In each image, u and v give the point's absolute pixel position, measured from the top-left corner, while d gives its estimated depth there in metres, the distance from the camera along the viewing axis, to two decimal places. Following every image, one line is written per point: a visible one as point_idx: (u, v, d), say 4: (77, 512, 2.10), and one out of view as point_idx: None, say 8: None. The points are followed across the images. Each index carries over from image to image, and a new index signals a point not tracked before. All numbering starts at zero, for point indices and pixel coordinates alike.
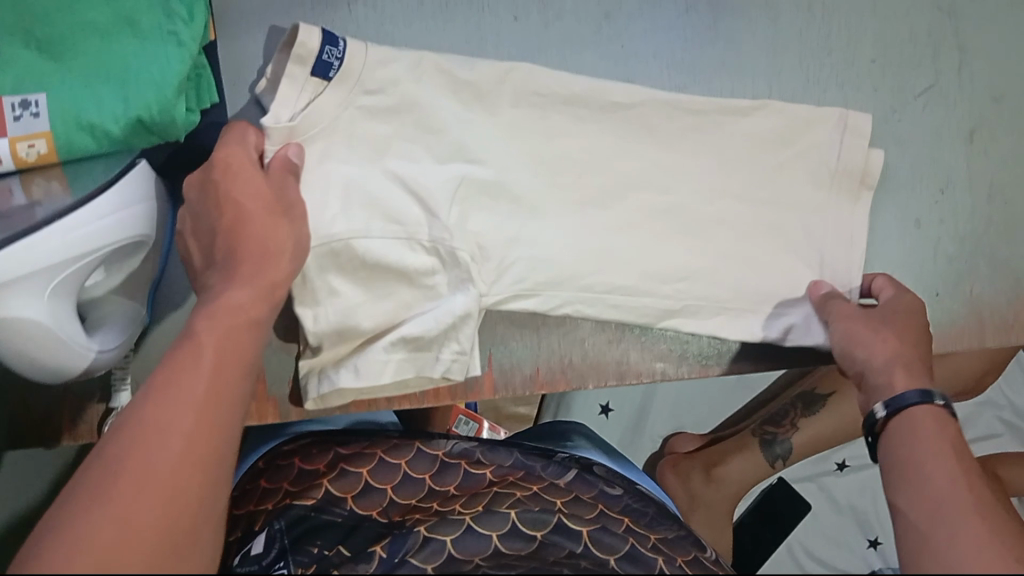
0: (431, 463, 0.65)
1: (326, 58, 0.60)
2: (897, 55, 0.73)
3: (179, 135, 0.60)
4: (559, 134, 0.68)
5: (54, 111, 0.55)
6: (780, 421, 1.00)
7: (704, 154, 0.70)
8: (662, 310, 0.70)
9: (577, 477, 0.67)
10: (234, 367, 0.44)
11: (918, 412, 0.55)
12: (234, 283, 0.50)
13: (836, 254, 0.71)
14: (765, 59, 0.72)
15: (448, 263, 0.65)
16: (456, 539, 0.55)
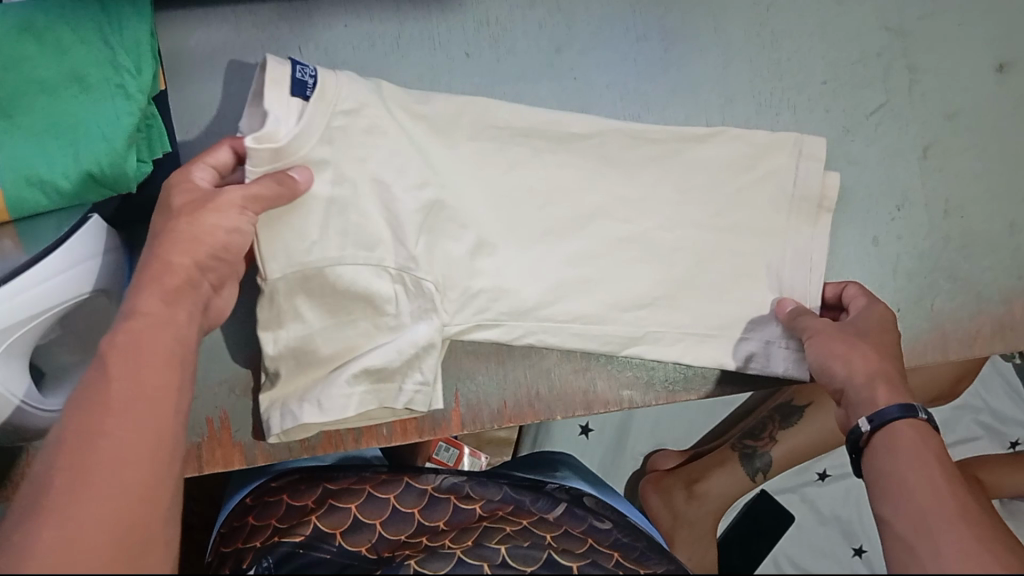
0: (420, 497, 0.65)
1: (300, 76, 0.59)
2: (849, 76, 0.74)
3: (133, 188, 0.59)
4: (518, 166, 0.68)
5: (4, 168, 0.56)
6: (758, 433, 1.00)
7: (665, 182, 0.70)
8: (621, 339, 0.70)
9: (567, 512, 0.66)
10: (160, 365, 0.43)
11: (899, 427, 0.54)
12: (169, 300, 0.48)
13: (794, 282, 0.70)
14: (718, 86, 0.73)
15: (410, 292, 0.65)
16: (446, 571, 0.53)
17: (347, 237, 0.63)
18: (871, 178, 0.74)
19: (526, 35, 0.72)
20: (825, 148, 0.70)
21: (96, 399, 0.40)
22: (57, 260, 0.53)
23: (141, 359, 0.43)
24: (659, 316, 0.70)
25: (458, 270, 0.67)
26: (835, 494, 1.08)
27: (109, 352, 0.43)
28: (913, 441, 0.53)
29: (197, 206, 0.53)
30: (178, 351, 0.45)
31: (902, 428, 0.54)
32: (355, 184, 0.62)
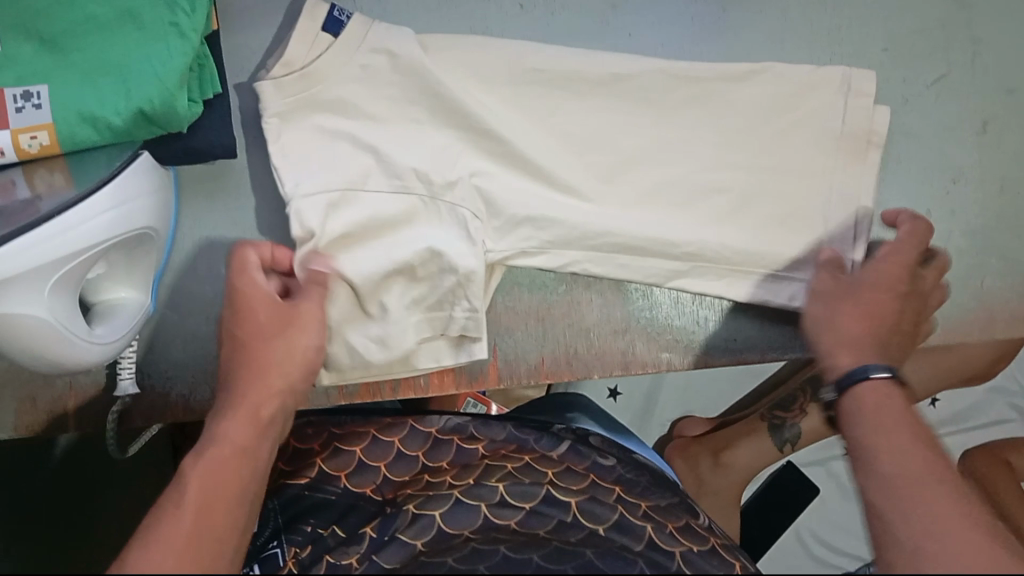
0: (423, 439, 0.64)
1: (336, 15, 0.64)
2: (910, 44, 0.72)
3: (184, 128, 0.60)
4: (561, 112, 0.68)
5: (57, 105, 0.56)
6: (789, 405, 0.99)
7: (702, 130, 0.69)
8: (668, 271, 0.70)
9: (572, 448, 0.66)
10: (230, 505, 0.45)
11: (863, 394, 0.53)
12: (235, 424, 0.50)
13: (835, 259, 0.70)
14: (772, 47, 0.72)
15: (447, 223, 0.66)
16: (445, 514, 0.55)
17: (376, 170, 0.65)
18: (926, 151, 0.72)
19: None
20: (873, 81, 0.69)
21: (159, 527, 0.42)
22: (108, 196, 0.53)
23: (193, 507, 0.44)
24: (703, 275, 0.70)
25: (512, 199, 0.67)
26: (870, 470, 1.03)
27: (180, 483, 0.45)
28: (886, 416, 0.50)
29: (243, 317, 0.57)
30: (236, 497, 0.46)
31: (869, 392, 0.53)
32: (389, 122, 0.66)
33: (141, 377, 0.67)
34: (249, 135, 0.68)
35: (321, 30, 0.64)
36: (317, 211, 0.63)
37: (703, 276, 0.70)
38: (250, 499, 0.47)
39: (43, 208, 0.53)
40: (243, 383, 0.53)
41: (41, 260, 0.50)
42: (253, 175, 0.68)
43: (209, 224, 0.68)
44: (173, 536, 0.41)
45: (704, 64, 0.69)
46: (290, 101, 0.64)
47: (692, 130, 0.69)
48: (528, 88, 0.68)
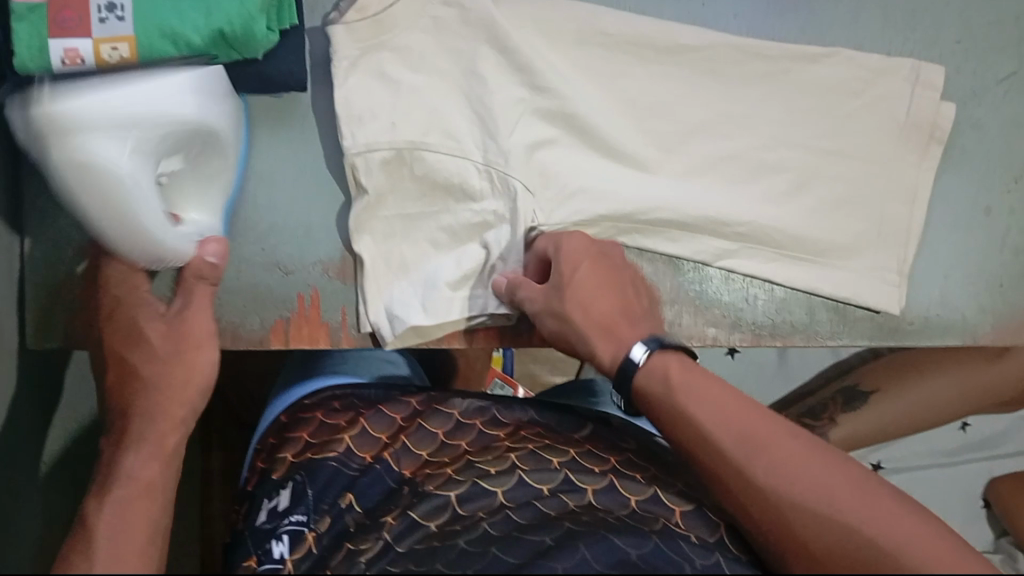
0: (446, 420, 0.62)
1: None
2: (983, 39, 0.72)
3: (258, 54, 0.60)
4: (625, 78, 0.68)
5: (138, 17, 0.57)
6: (818, 414, 0.98)
7: (774, 101, 0.69)
8: (716, 250, 0.69)
9: (596, 432, 0.63)
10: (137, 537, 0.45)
11: (662, 361, 0.54)
12: (140, 457, 0.50)
13: (890, 251, 0.69)
14: (842, 30, 0.71)
15: (495, 189, 0.66)
16: (461, 496, 0.54)
17: (432, 125, 0.65)
18: (992, 147, 0.72)
19: None
20: (942, 74, 0.70)
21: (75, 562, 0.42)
22: (186, 78, 0.56)
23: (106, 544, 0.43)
24: (761, 257, 0.69)
25: (572, 167, 0.68)
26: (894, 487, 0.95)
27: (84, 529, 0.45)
28: (713, 404, 0.50)
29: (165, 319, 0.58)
30: (150, 531, 0.46)
31: (663, 359, 0.54)
32: (451, 73, 0.66)
33: None
34: (319, 73, 0.68)
35: None
36: (373, 168, 0.64)
37: (752, 257, 0.69)
38: (161, 534, 0.47)
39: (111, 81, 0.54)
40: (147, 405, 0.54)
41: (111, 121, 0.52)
42: (321, 114, 0.69)
43: (270, 158, 0.69)
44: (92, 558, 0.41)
45: (774, 41, 0.70)
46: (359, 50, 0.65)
47: (757, 108, 0.69)
48: (596, 49, 0.68)
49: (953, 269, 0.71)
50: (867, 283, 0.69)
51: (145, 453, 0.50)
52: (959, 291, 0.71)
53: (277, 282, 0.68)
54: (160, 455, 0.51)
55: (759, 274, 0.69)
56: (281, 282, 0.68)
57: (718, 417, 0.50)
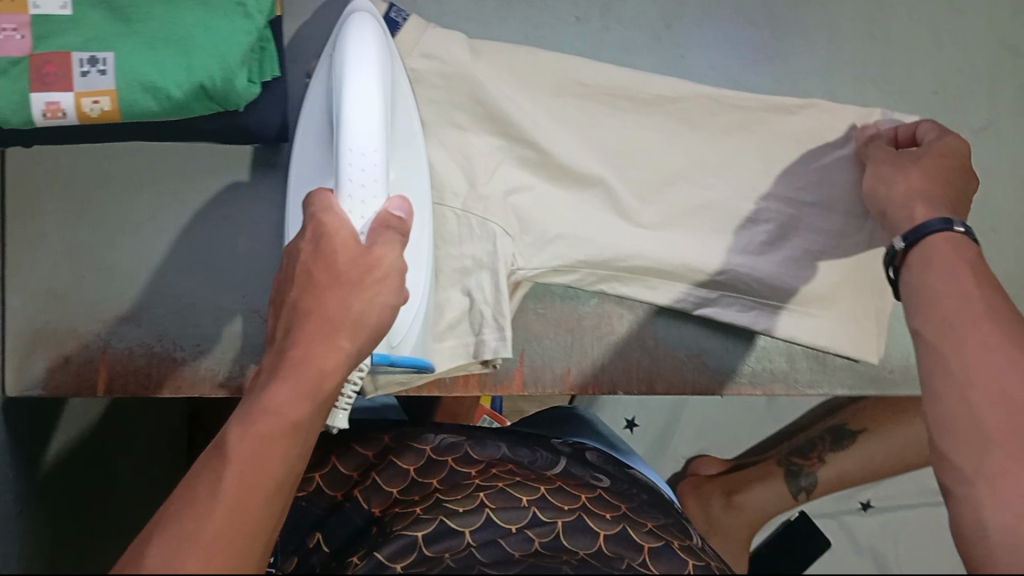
0: (418, 457, 0.63)
1: (392, 15, 0.65)
2: (959, 88, 0.72)
3: (240, 106, 0.61)
4: (599, 126, 0.68)
5: (120, 70, 0.57)
6: (807, 453, 0.97)
7: (745, 154, 0.69)
8: (693, 301, 0.70)
9: (568, 467, 0.64)
10: (283, 445, 0.39)
11: (934, 243, 0.55)
12: (319, 345, 0.42)
13: (864, 304, 0.70)
14: (816, 84, 0.72)
15: (471, 234, 0.67)
16: (428, 537, 0.54)
17: None
18: None
19: (637, 5, 0.71)
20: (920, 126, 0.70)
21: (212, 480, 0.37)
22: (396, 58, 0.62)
23: (246, 453, 0.38)
24: (738, 305, 0.70)
25: (553, 215, 0.68)
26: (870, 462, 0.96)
27: (240, 418, 0.40)
28: (952, 310, 0.51)
29: (322, 253, 0.46)
30: (300, 443, 0.41)
31: (935, 241, 0.55)
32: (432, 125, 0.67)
33: (171, 346, 0.67)
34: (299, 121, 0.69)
35: None
36: None
37: (729, 306, 0.70)
38: (300, 459, 0.41)
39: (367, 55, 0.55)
40: (302, 319, 0.44)
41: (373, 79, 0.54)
42: None
43: (251, 204, 0.68)
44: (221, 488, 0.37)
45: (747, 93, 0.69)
46: None
47: (740, 164, 0.69)
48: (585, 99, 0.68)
49: None
50: (843, 333, 0.70)
51: (294, 377, 0.41)
52: None
53: (256, 325, 0.68)
54: (313, 388, 0.41)
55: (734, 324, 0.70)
56: (261, 328, 0.68)
57: (953, 309, 0.51)
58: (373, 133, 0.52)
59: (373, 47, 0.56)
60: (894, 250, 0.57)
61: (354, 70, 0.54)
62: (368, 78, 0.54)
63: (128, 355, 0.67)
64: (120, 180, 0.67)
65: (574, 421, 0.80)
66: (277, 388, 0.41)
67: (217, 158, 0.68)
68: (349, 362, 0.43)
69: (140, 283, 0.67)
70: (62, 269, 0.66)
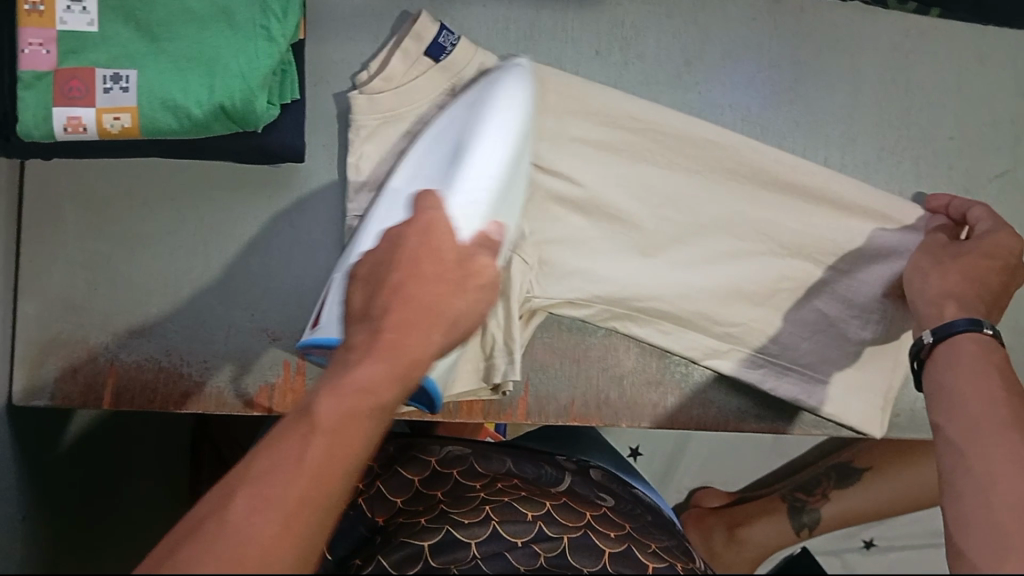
0: (423, 468, 0.63)
1: (442, 40, 0.65)
2: (977, 137, 0.73)
3: (258, 128, 0.61)
4: (644, 160, 0.68)
5: (142, 88, 0.58)
6: (811, 489, 0.95)
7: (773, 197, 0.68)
8: (705, 347, 0.70)
9: (572, 485, 0.65)
10: (362, 427, 0.38)
11: (963, 343, 0.56)
12: (410, 340, 0.41)
13: (878, 349, 0.70)
14: (833, 127, 0.72)
15: None
16: (434, 546, 0.54)
17: None
18: None
19: (658, 42, 0.72)
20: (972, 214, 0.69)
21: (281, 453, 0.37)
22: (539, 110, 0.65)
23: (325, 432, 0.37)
24: (746, 362, 0.70)
25: (568, 247, 0.68)
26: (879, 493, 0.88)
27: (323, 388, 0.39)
28: (983, 413, 0.51)
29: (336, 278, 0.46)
30: (382, 418, 0.39)
31: (963, 342, 0.56)
32: None
33: (180, 361, 0.67)
34: (318, 138, 0.69)
35: (423, 53, 0.65)
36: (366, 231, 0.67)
37: (737, 360, 0.70)
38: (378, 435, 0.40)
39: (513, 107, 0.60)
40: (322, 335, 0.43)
41: (502, 124, 0.59)
42: (320, 186, 0.69)
43: (263, 227, 0.69)
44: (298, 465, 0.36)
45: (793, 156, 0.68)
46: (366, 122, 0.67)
47: (765, 212, 0.68)
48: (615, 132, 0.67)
49: None
50: (851, 396, 0.70)
51: (381, 363, 0.40)
52: None
53: (265, 345, 0.68)
54: (403, 373, 0.40)
55: (746, 376, 0.70)
56: (267, 348, 0.68)
57: (979, 414, 0.51)
58: (485, 166, 0.58)
59: (517, 96, 0.61)
60: (919, 343, 0.59)
61: (482, 142, 0.58)
62: (493, 125, 0.59)
63: (137, 368, 0.67)
64: (136, 195, 0.68)
65: (577, 443, 0.79)
66: (369, 364, 0.39)
67: (236, 177, 0.69)
68: (436, 354, 0.43)
69: (152, 298, 0.68)
70: (75, 280, 0.67)
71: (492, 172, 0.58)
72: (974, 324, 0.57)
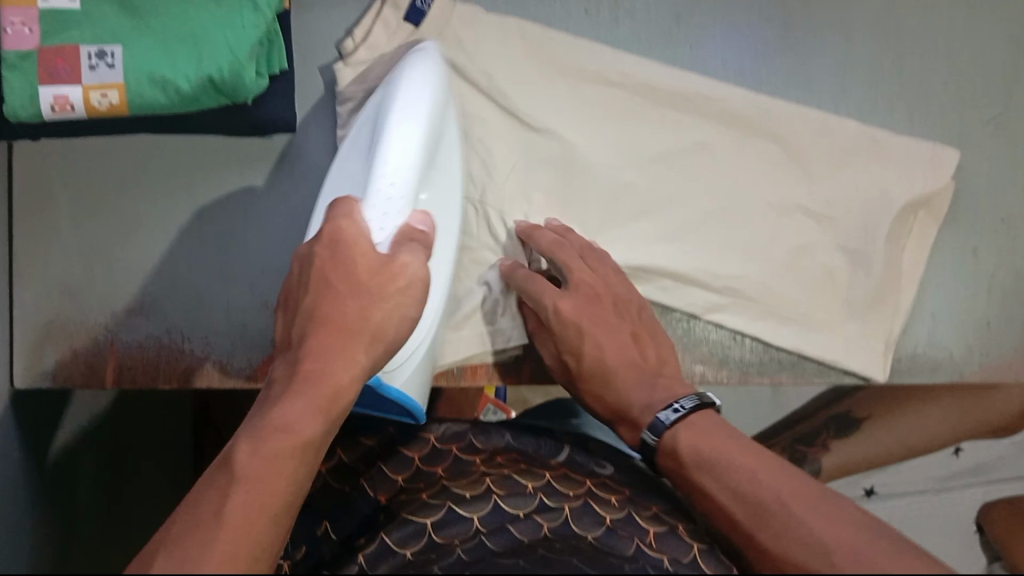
0: (423, 445, 0.59)
1: (419, 5, 0.65)
2: (970, 83, 0.73)
3: (249, 99, 0.61)
4: (631, 119, 0.69)
5: (128, 63, 0.57)
6: (811, 440, 0.86)
7: (758, 146, 0.69)
8: (706, 304, 0.69)
9: (573, 454, 0.60)
10: (289, 461, 0.40)
11: (676, 435, 0.50)
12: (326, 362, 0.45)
13: (884, 297, 0.69)
14: (824, 77, 0.72)
15: (485, 226, 0.67)
16: (435, 522, 0.51)
17: None
18: (979, 185, 0.73)
19: None
20: (957, 161, 0.69)
21: (209, 495, 0.39)
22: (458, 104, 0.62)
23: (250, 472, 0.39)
24: (749, 315, 0.70)
25: (559, 208, 0.68)
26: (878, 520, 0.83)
27: (244, 438, 0.41)
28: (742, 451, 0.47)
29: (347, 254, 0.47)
30: (307, 450, 0.42)
31: (674, 433, 0.50)
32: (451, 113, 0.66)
33: (180, 339, 0.67)
34: (308, 111, 0.69)
35: (404, 20, 0.65)
36: None
37: (740, 314, 0.70)
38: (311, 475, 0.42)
39: (425, 94, 0.57)
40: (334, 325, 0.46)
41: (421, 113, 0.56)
42: (316, 155, 0.69)
43: (257, 198, 0.68)
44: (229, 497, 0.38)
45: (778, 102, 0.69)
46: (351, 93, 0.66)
47: (753, 162, 0.69)
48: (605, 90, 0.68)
49: (940, 309, 0.73)
50: (855, 347, 0.70)
51: (303, 396, 0.43)
52: (949, 329, 0.73)
53: (264, 320, 0.68)
54: (327, 401, 0.44)
55: (748, 329, 0.70)
56: (268, 321, 0.68)
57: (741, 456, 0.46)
58: (403, 159, 0.53)
59: (427, 75, 0.58)
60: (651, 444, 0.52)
61: (402, 108, 0.55)
62: (411, 114, 0.55)
63: (138, 348, 0.66)
64: (128, 174, 0.67)
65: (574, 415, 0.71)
66: (294, 401, 0.43)
67: (227, 153, 0.68)
68: (362, 376, 0.46)
69: (150, 277, 0.67)
70: (71, 263, 0.67)
71: (404, 171, 0.53)
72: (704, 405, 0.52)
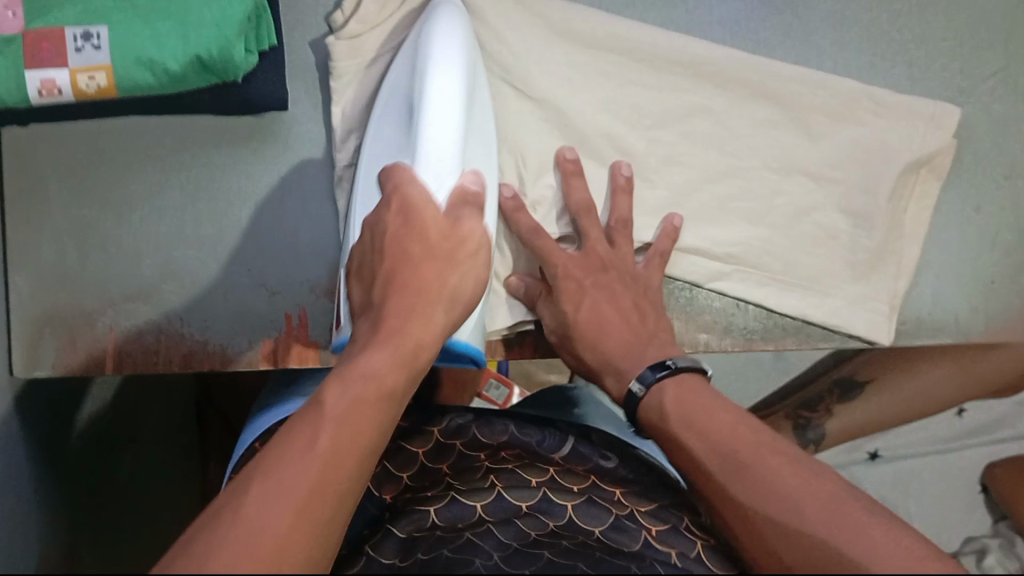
0: (427, 441, 0.58)
1: None
2: (969, 38, 0.72)
3: (238, 77, 0.60)
4: (629, 84, 0.68)
5: (115, 44, 0.56)
6: (815, 405, 0.87)
7: (758, 110, 0.68)
8: (709, 271, 0.68)
9: (576, 447, 0.59)
10: (369, 417, 0.39)
11: (664, 392, 0.51)
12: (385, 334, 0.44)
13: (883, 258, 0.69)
14: (821, 36, 0.71)
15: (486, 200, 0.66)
16: (441, 517, 0.51)
17: None
18: (981, 142, 0.72)
19: None
20: (957, 117, 0.69)
21: (286, 441, 0.37)
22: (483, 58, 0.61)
23: (331, 425, 0.38)
24: (752, 280, 0.69)
25: None
26: (882, 482, 0.83)
27: (318, 395, 0.40)
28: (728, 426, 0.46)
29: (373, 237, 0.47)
30: (383, 406, 0.41)
31: (660, 394, 0.51)
32: None
33: (179, 323, 0.66)
34: (300, 89, 0.68)
35: None
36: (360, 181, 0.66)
37: (743, 281, 0.69)
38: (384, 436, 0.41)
39: (460, 48, 0.55)
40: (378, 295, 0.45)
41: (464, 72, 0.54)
42: (309, 134, 0.68)
43: (251, 178, 0.67)
44: (312, 444, 0.37)
45: (775, 63, 0.68)
46: (342, 68, 0.65)
47: (754, 124, 0.68)
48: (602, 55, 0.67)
49: (944, 269, 0.73)
50: (858, 311, 0.69)
51: (382, 353, 0.42)
52: (953, 289, 0.73)
53: (264, 303, 0.67)
54: (405, 360, 0.43)
55: (751, 297, 0.69)
56: (268, 303, 0.67)
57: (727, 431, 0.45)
58: (448, 118, 0.51)
59: (457, 32, 0.56)
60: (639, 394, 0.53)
61: (439, 65, 0.53)
62: (450, 71, 0.53)
63: (136, 333, 0.66)
64: (119, 157, 0.66)
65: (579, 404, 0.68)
66: (374, 357, 0.42)
67: (219, 133, 0.67)
68: (439, 338, 0.46)
69: (145, 261, 0.66)
70: (65, 247, 0.66)
71: (450, 133, 0.51)
72: (694, 365, 0.52)
